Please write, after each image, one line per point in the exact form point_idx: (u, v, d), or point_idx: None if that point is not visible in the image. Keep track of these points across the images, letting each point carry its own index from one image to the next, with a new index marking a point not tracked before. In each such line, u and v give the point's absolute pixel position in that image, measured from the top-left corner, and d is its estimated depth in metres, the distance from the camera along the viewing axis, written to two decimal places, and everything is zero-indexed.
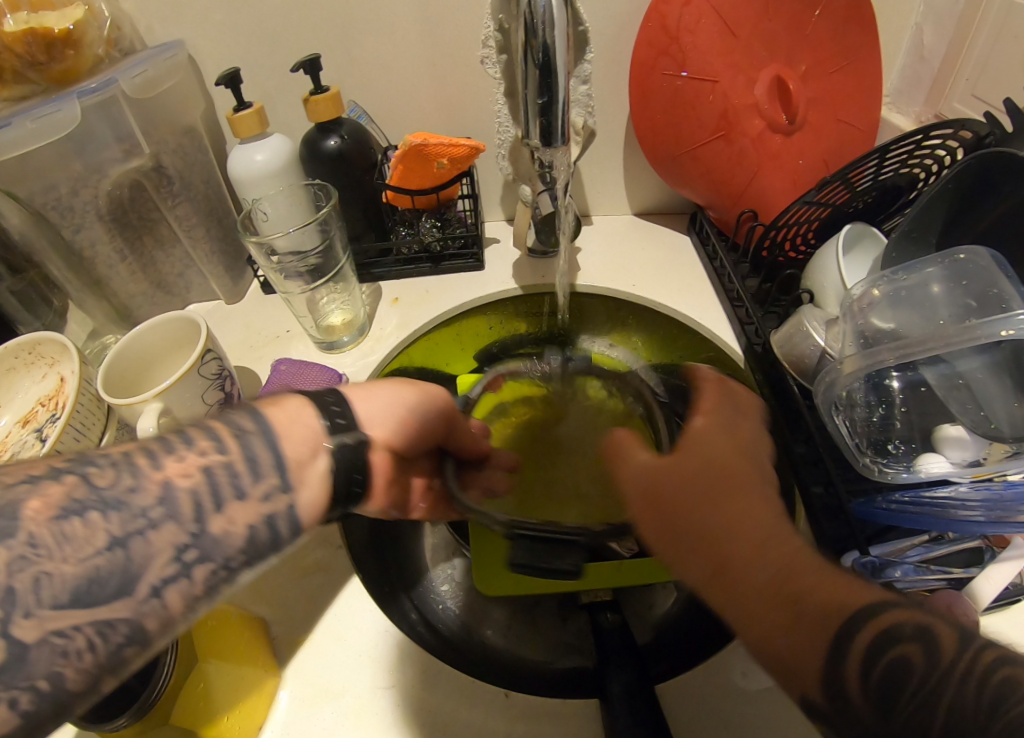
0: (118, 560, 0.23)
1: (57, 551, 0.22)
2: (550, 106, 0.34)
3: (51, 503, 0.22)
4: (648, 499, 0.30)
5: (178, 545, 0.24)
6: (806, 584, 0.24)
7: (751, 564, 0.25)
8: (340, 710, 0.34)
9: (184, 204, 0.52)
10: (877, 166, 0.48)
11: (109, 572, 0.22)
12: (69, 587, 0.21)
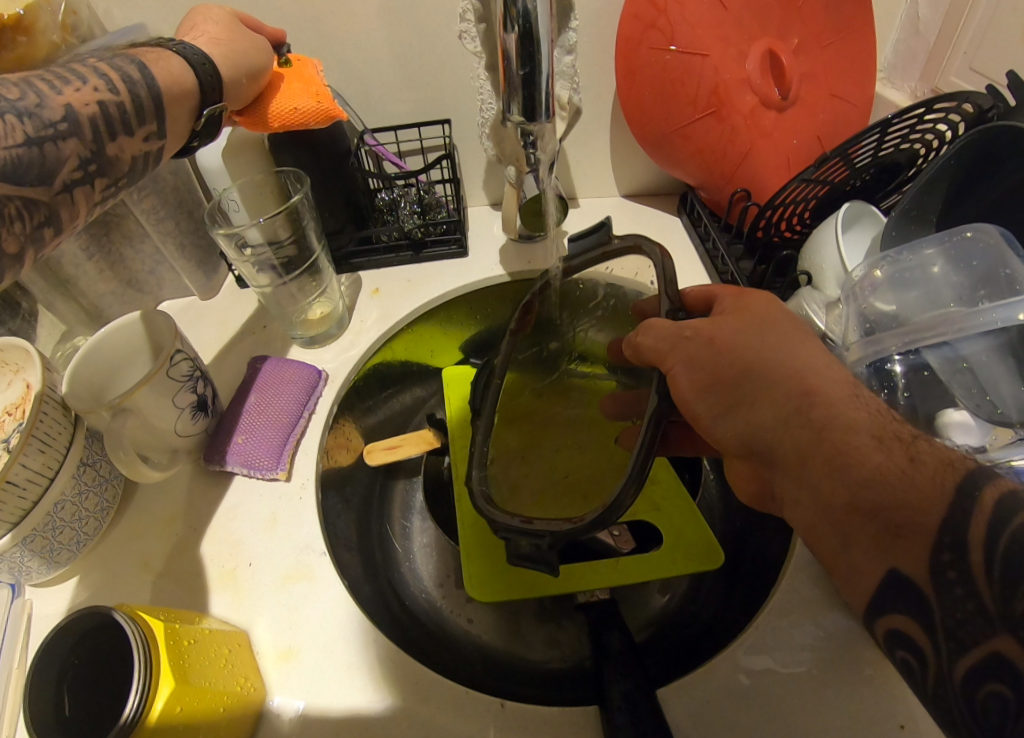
0: (34, 152, 0.25)
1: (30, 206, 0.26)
2: (533, 77, 0.32)
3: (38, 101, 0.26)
4: (826, 439, 0.26)
5: (66, 145, 0.27)
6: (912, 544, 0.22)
7: (913, 514, 0.22)
8: (331, 723, 0.33)
9: (151, 196, 0.48)
10: (877, 142, 0.46)
11: (30, 161, 0.25)
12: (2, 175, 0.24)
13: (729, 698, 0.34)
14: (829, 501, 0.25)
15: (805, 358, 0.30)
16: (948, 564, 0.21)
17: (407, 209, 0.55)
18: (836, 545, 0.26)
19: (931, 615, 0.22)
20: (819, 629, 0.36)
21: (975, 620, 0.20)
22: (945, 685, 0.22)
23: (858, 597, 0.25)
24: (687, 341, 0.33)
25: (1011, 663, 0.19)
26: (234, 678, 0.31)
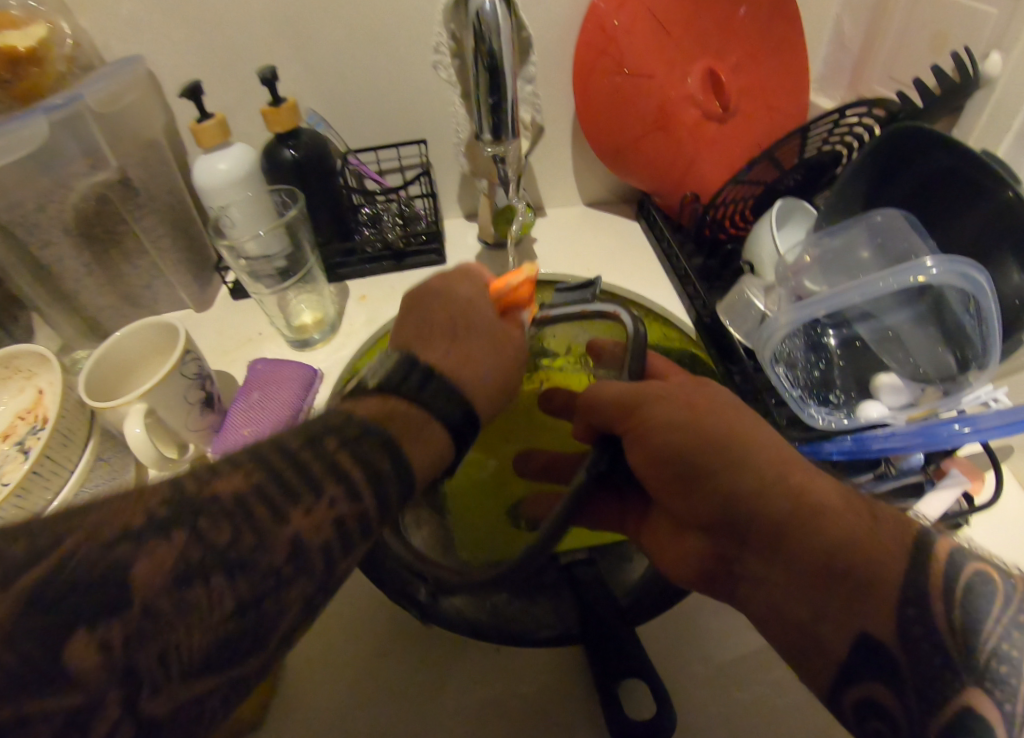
0: (243, 621, 0.22)
1: (181, 622, 0.21)
2: (500, 104, 0.37)
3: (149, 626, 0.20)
4: (791, 525, 0.32)
5: (293, 589, 0.24)
6: (863, 608, 0.30)
7: (868, 579, 0.30)
8: (345, 678, 0.36)
9: (151, 215, 0.53)
10: (802, 143, 0.53)
11: (241, 632, 0.22)
12: (199, 655, 0.21)
13: (695, 634, 0.38)
14: (800, 565, 0.32)
15: (764, 449, 0.35)
16: (911, 619, 0.29)
17: (390, 221, 0.60)
18: (830, 621, 0.31)
19: (896, 669, 0.29)
20: None
21: (944, 676, 0.27)
22: (913, 730, 0.28)
23: (835, 663, 0.31)
24: (657, 413, 0.37)
25: (976, 713, 0.26)
26: None
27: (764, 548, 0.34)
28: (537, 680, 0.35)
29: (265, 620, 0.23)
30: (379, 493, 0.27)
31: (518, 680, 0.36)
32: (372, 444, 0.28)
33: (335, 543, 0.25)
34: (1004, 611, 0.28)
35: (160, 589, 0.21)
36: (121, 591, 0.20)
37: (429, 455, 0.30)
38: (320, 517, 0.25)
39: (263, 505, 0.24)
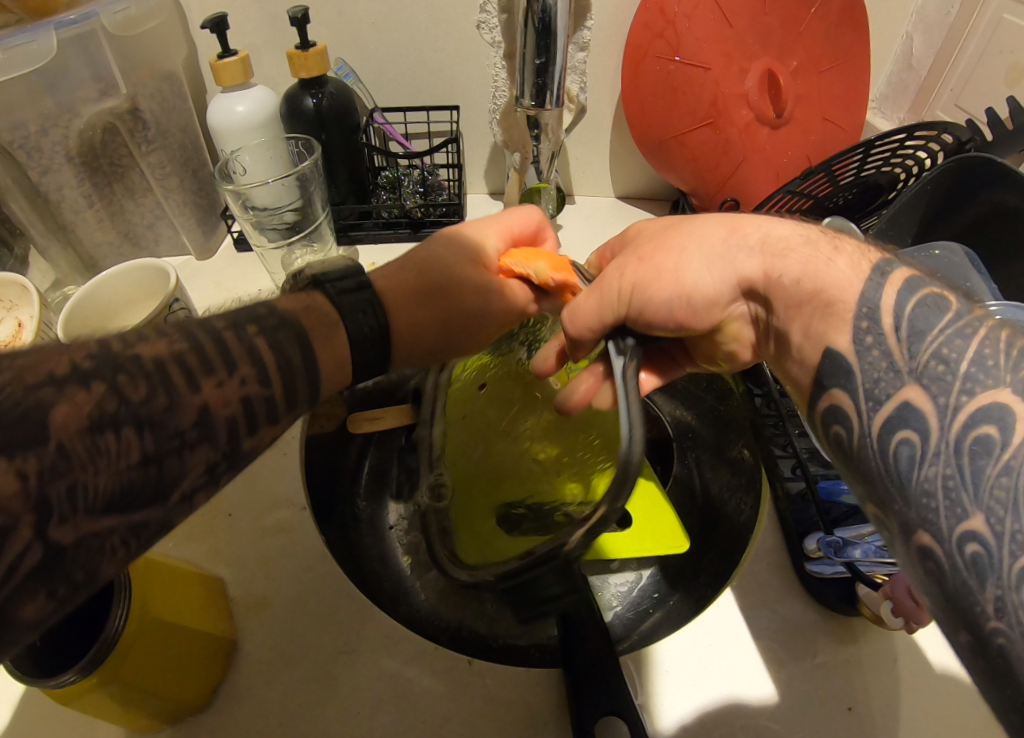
0: (150, 471, 0.20)
1: (90, 463, 0.18)
2: (547, 67, 0.35)
3: (84, 410, 0.18)
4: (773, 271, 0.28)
5: (194, 452, 0.21)
6: (838, 331, 0.25)
7: (839, 293, 0.26)
8: (300, 674, 0.33)
9: (159, 151, 0.49)
10: (861, 160, 0.49)
11: (144, 484, 0.19)
12: (105, 495, 0.18)
13: (689, 658, 0.35)
14: (783, 298, 0.28)
15: (706, 229, 0.31)
16: (866, 331, 0.24)
17: (410, 189, 0.55)
18: (798, 331, 0.27)
19: (852, 375, 0.24)
20: (776, 613, 0.37)
21: (891, 377, 0.23)
22: (866, 442, 0.23)
23: (812, 374, 0.26)
24: (627, 280, 0.30)
25: (920, 412, 0.21)
26: (203, 619, 0.31)
27: (750, 288, 0.29)
28: (508, 705, 0.33)
29: (172, 474, 0.20)
30: (290, 386, 0.25)
31: (486, 704, 0.33)
32: (286, 338, 0.26)
33: (243, 418, 0.23)
34: (953, 322, 0.22)
35: (75, 431, 0.18)
36: (43, 428, 0.17)
37: (332, 357, 0.28)
38: (230, 392, 0.22)
39: (183, 374, 0.21)
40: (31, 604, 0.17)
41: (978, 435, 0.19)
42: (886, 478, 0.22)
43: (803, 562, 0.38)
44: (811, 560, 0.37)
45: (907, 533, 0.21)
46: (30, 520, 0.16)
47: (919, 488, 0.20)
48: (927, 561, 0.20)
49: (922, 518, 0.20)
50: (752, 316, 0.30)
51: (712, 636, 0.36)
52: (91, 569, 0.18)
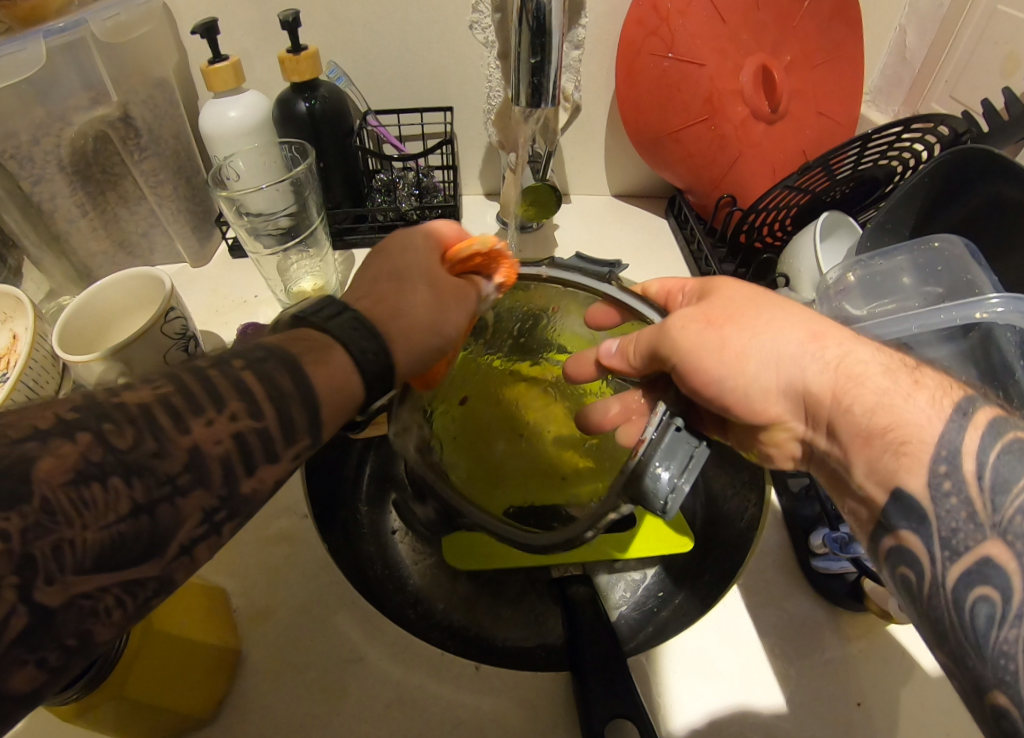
0: (141, 523, 0.19)
1: (75, 517, 0.18)
2: (542, 66, 0.35)
3: (68, 462, 0.18)
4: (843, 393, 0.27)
5: (186, 498, 0.20)
6: (912, 468, 0.24)
7: (888, 428, 0.25)
8: (306, 683, 0.33)
9: (152, 159, 0.49)
10: (858, 154, 0.48)
11: (135, 535, 0.19)
12: (93, 550, 0.18)
13: (696, 657, 0.35)
14: (847, 428, 0.27)
15: (789, 324, 0.30)
16: (942, 475, 0.23)
17: (406, 192, 0.55)
18: (863, 469, 0.26)
19: (925, 519, 0.23)
20: (782, 611, 0.37)
21: (964, 527, 0.22)
22: (934, 591, 0.23)
23: (873, 512, 0.26)
24: (684, 340, 0.32)
25: (1001, 569, 0.21)
26: (207, 630, 0.31)
27: (808, 403, 0.29)
28: (515, 710, 0.32)
29: (164, 524, 0.20)
30: (284, 413, 0.23)
31: (493, 709, 0.32)
32: (274, 365, 0.23)
33: (237, 456, 0.22)
34: None
35: (59, 483, 0.18)
36: (25, 483, 0.17)
37: (348, 407, 0.26)
38: (219, 430, 0.21)
39: (169, 416, 0.21)
40: (19, 674, 0.16)
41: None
42: (947, 619, 0.22)
43: (809, 558, 0.38)
44: (816, 556, 0.37)
45: (971, 687, 0.20)
46: (12, 582, 0.16)
47: (995, 649, 0.20)
48: (998, 718, 0.19)
49: (995, 676, 0.20)
50: (800, 436, 0.31)
51: (720, 639, 0.35)
52: (82, 631, 0.18)
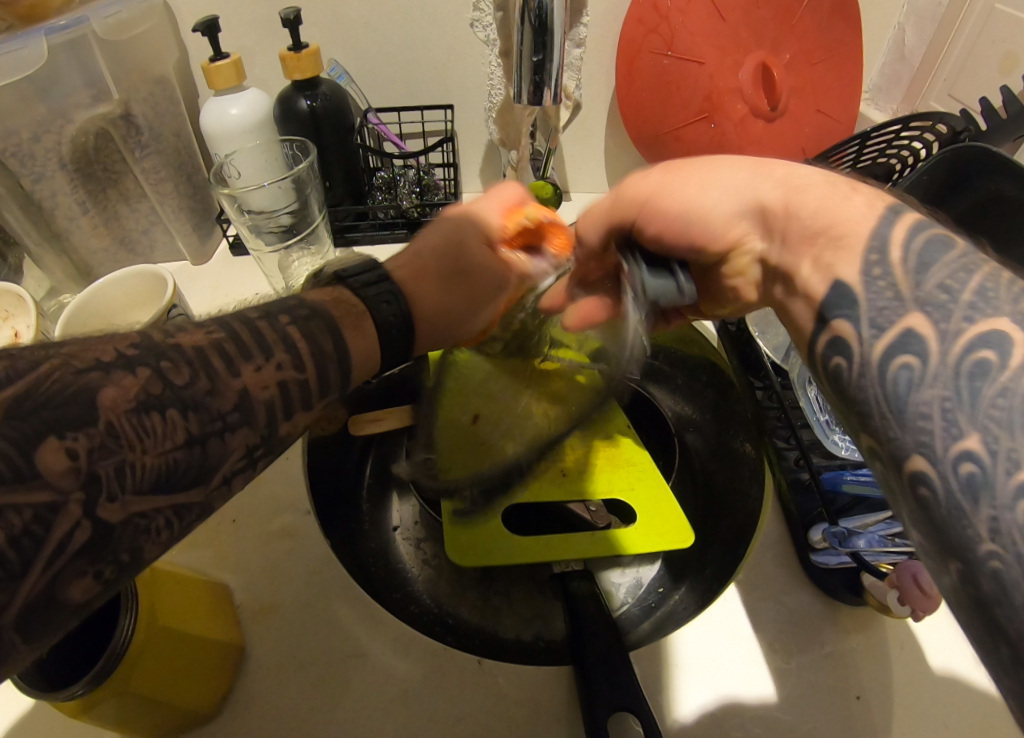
0: (194, 453, 0.20)
1: (137, 441, 0.18)
2: (544, 64, 0.36)
3: (129, 394, 0.19)
4: (794, 200, 0.26)
5: (235, 436, 0.21)
6: (845, 259, 0.23)
7: (827, 220, 0.25)
8: (310, 679, 0.33)
9: (154, 156, 0.49)
10: (858, 151, 0.51)
11: (188, 464, 0.20)
12: (153, 475, 0.19)
13: (704, 652, 0.35)
14: (796, 229, 0.26)
15: (740, 156, 0.29)
16: (874, 264, 0.22)
17: (406, 188, 0.55)
18: (808, 264, 0.25)
19: (855, 302, 0.22)
20: (783, 606, 0.37)
21: (891, 305, 0.21)
22: (862, 372, 0.21)
23: (812, 307, 0.24)
24: (641, 194, 0.31)
25: (920, 338, 0.20)
26: (211, 625, 0.31)
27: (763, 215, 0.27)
28: (517, 704, 0.33)
29: (213, 458, 0.21)
30: (323, 370, 0.25)
31: (497, 703, 0.33)
32: (317, 327, 0.26)
33: (280, 402, 0.23)
34: (961, 258, 0.21)
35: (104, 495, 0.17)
36: (92, 409, 0.18)
37: (362, 344, 0.27)
38: (267, 377, 0.23)
39: (223, 361, 0.22)
40: (79, 583, 0.17)
41: (976, 356, 0.18)
42: (875, 403, 0.20)
43: (809, 553, 0.38)
44: (816, 551, 0.37)
45: (894, 464, 0.19)
46: (79, 497, 0.17)
47: (914, 410, 0.19)
48: (916, 487, 0.18)
49: (915, 440, 0.18)
50: (758, 255, 0.28)
51: (719, 631, 0.36)
52: (136, 548, 0.18)
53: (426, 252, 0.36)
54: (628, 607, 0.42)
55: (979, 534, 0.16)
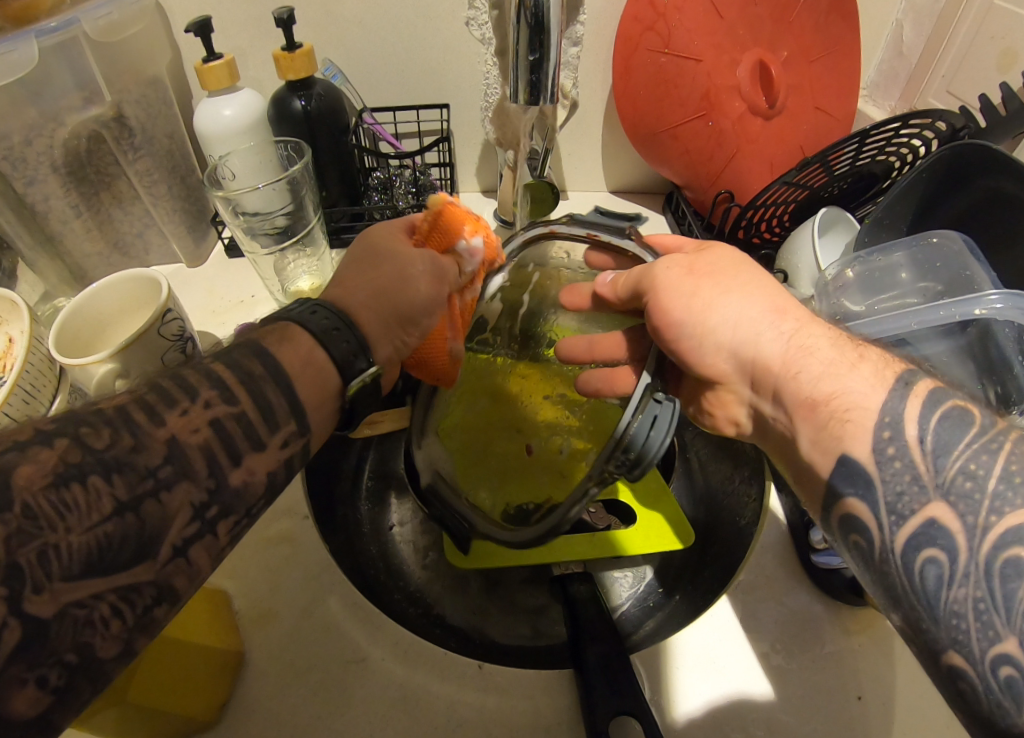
0: (127, 522, 0.20)
1: (58, 522, 0.19)
2: (541, 64, 0.35)
3: (47, 468, 0.19)
4: (792, 386, 0.28)
5: (171, 494, 0.21)
6: (858, 434, 0.25)
7: (835, 411, 0.26)
8: (308, 685, 0.33)
9: (146, 158, 0.49)
10: (856, 151, 0.49)
11: (123, 536, 0.20)
12: (81, 555, 0.19)
13: (701, 654, 0.34)
14: (794, 394, 0.28)
15: (759, 291, 0.30)
16: (886, 441, 0.24)
17: (402, 188, 0.55)
18: (807, 436, 0.27)
19: (870, 483, 0.24)
20: (782, 606, 0.37)
21: (912, 490, 0.23)
22: (885, 553, 0.23)
23: (828, 399, 0.27)
24: (662, 281, 0.32)
25: (945, 528, 0.21)
26: (205, 631, 0.31)
27: (759, 368, 0.30)
28: (516, 708, 0.33)
29: (152, 523, 0.21)
30: (261, 400, 0.25)
31: (495, 708, 0.33)
32: (252, 355, 0.25)
33: (218, 445, 0.23)
34: (979, 436, 0.22)
35: (40, 489, 0.19)
36: (6, 490, 0.18)
37: (307, 364, 0.27)
38: (195, 419, 0.23)
39: (142, 411, 0.22)
40: (21, 694, 0.17)
41: (1005, 556, 0.20)
42: (892, 581, 0.23)
43: (809, 553, 0.38)
44: (816, 552, 0.38)
45: (926, 642, 0.22)
46: (1, 593, 0.17)
47: (946, 609, 0.21)
48: (956, 678, 0.20)
49: (949, 637, 0.21)
50: (746, 401, 0.32)
51: (717, 631, 0.36)
52: (81, 643, 0.19)
53: (363, 270, 0.32)
54: (625, 608, 0.42)
55: (1008, 641, 0.19)
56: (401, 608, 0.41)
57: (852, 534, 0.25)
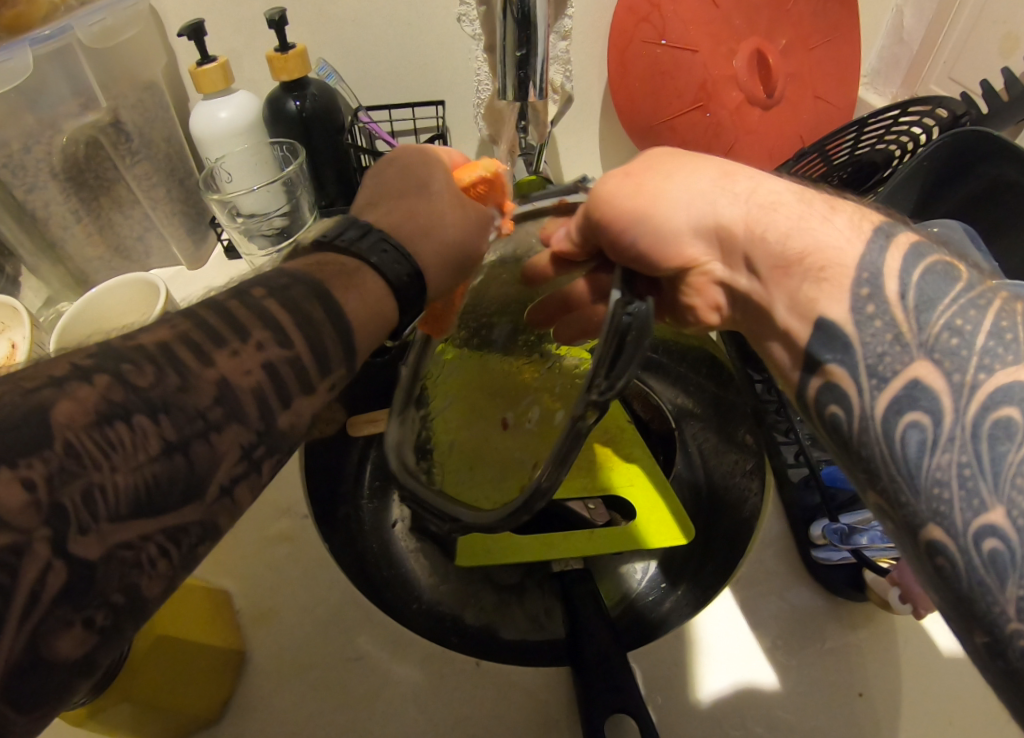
0: (176, 464, 0.17)
1: (103, 461, 0.16)
2: (528, 59, 0.35)
3: (87, 405, 0.16)
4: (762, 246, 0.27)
5: (222, 435, 0.19)
6: (833, 293, 0.24)
7: (811, 266, 0.25)
8: (310, 682, 0.33)
9: (144, 162, 0.50)
10: (854, 140, 0.48)
11: (172, 478, 0.17)
12: (128, 497, 0.16)
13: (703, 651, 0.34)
14: (762, 254, 0.27)
15: (704, 167, 0.30)
16: (864, 298, 0.24)
17: None
18: (784, 305, 0.27)
19: (849, 347, 0.24)
20: (784, 602, 0.36)
21: (894, 352, 0.22)
22: (864, 423, 0.23)
23: (809, 315, 0.25)
24: (603, 188, 0.32)
25: (926, 384, 0.21)
26: (205, 630, 0.31)
27: (723, 239, 0.29)
28: (518, 707, 0.33)
29: (201, 466, 0.18)
30: (309, 372, 0.23)
31: (494, 707, 0.33)
32: (302, 296, 0.23)
33: (270, 391, 0.20)
34: (964, 291, 0.22)
35: (82, 427, 0.16)
36: (46, 430, 0.15)
37: (361, 307, 0.25)
38: (248, 361, 0.20)
39: (188, 349, 0.19)
40: (68, 635, 0.15)
41: (993, 414, 0.20)
42: (874, 458, 0.23)
43: (809, 548, 0.37)
44: (817, 548, 0.37)
45: (904, 522, 0.22)
46: (45, 533, 0.14)
47: (929, 476, 0.21)
48: (934, 555, 0.21)
49: (931, 508, 0.21)
50: (722, 280, 0.30)
51: (719, 625, 0.35)
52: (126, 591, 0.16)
53: (407, 196, 0.32)
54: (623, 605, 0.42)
55: (993, 511, 0.19)
56: (402, 605, 0.41)
57: (833, 411, 0.25)
